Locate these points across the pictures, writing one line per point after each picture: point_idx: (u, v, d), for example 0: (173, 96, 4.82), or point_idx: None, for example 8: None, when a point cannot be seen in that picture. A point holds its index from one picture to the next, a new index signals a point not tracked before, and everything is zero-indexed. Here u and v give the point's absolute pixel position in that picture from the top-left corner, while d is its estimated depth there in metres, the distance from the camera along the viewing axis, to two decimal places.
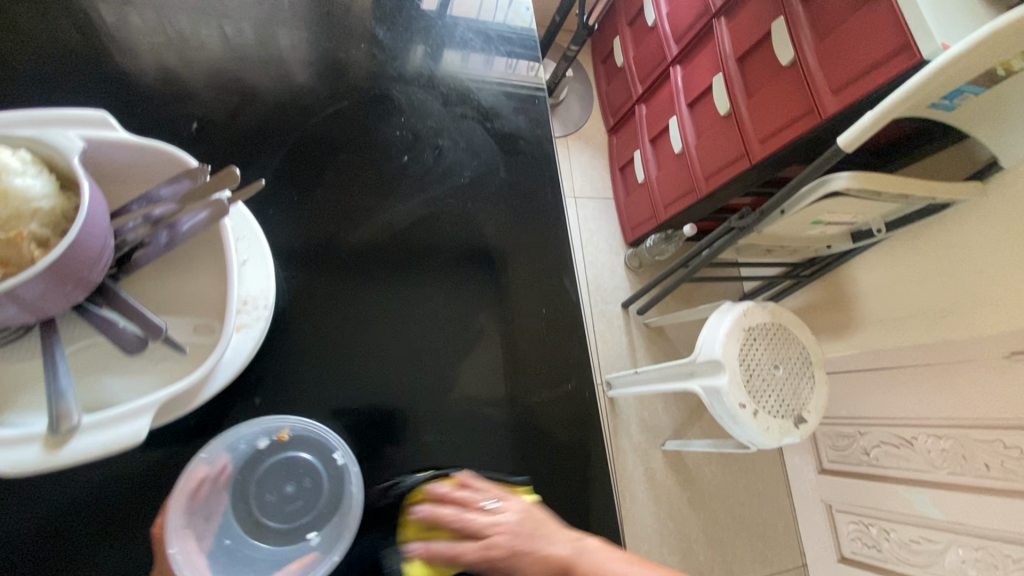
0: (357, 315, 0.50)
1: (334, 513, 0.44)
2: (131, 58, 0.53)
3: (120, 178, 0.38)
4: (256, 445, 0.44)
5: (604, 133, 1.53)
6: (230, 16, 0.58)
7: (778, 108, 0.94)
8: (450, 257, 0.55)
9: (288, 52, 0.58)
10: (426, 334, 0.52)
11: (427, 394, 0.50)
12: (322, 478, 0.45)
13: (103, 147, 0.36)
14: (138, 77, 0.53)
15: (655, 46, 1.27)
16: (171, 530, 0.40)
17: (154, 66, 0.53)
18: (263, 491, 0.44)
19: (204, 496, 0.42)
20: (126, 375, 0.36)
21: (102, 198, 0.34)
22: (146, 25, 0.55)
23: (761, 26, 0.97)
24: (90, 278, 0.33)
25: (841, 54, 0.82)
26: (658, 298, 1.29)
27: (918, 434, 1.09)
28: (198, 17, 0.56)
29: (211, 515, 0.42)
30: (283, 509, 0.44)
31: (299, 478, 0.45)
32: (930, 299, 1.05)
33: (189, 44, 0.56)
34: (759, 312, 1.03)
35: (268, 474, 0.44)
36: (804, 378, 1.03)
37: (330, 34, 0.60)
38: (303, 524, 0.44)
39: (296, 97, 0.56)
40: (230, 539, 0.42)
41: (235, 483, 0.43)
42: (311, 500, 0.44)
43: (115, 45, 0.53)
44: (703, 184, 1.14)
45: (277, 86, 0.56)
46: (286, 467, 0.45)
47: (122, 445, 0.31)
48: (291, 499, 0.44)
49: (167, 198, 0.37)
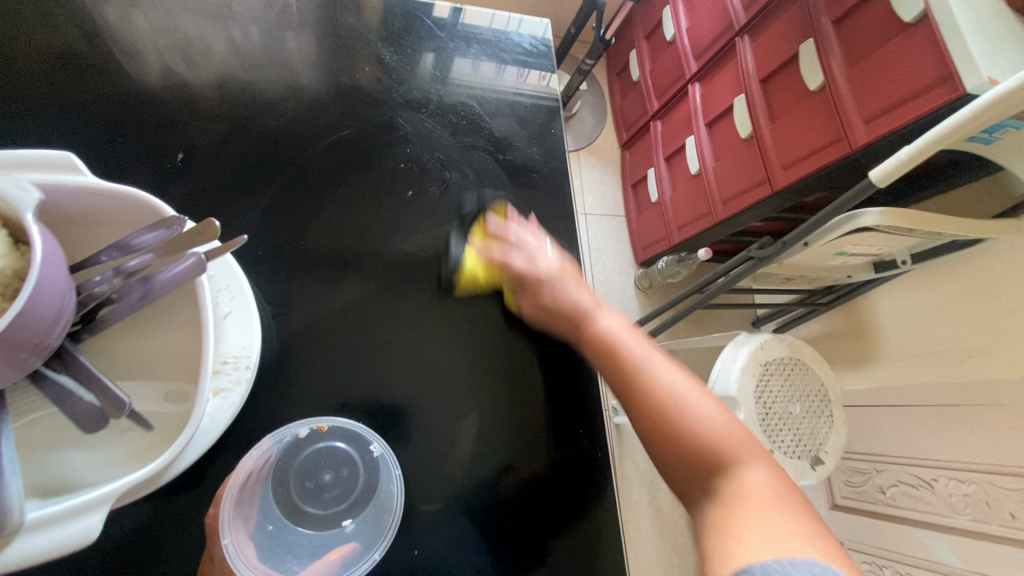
0: (359, 353, 0.47)
1: (368, 504, 0.44)
2: (134, 60, 0.51)
3: (92, 222, 0.34)
4: (297, 435, 0.44)
5: (618, 148, 1.49)
6: (239, 21, 0.56)
7: (802, 135, 0.90)
8: (458, 293, 0.52)
9: (297, 62, 0.56)
10: (428, 387, 0.48)
11: (426, 442, 0.47)
12: (358, 467, 0.45)
13: (69, 194, 0.32)
14: (140, 81, 0.50)
15: (673, 62, 1.23)
16: (223, 520, 0.39)
17: (161, 71, 0.51)
18: (303, 478, 0.44)
19: (249, 488, 0.42)
20: (86, 449, 0.33)
21: (59, 248, 0.30)
22: (153, 27, 0.53)
23: (787, 47, 0.93)
24: (47, 342, 0.29)
25: (874, 82, 0.77)
26: (668, 322, 1.25)
27: (939, 476, 1.02)
28: (206, 22, 0.54)
29: (256, 501, 0.42)
30: (321, 495, 0.44)
31: (337, 467, 0.45)
32: (957, 336, 1.00)
33: (197, 49, 0.54)
34: (777, 346, 0.98)
35: (308, 462, 0.45)
36: (822, 417, 0.99)
37: (341, 49, 0.57)
38: (338, 512, 0.44)
39: (301, 117, 0.53)
40: (272, 525, 0.43)
41: (278, 471, 0.44)
42: (348, 488, 0.44)
43: (120, 46, 0.51)
44: (720, 208, 1.09)
45: (285, 99, 0.53)
46: (324, 457, 0.45)
47: (75, 545, 0.28)
48: (329, 487, 0.44)
49: (143, 246, 0.34)
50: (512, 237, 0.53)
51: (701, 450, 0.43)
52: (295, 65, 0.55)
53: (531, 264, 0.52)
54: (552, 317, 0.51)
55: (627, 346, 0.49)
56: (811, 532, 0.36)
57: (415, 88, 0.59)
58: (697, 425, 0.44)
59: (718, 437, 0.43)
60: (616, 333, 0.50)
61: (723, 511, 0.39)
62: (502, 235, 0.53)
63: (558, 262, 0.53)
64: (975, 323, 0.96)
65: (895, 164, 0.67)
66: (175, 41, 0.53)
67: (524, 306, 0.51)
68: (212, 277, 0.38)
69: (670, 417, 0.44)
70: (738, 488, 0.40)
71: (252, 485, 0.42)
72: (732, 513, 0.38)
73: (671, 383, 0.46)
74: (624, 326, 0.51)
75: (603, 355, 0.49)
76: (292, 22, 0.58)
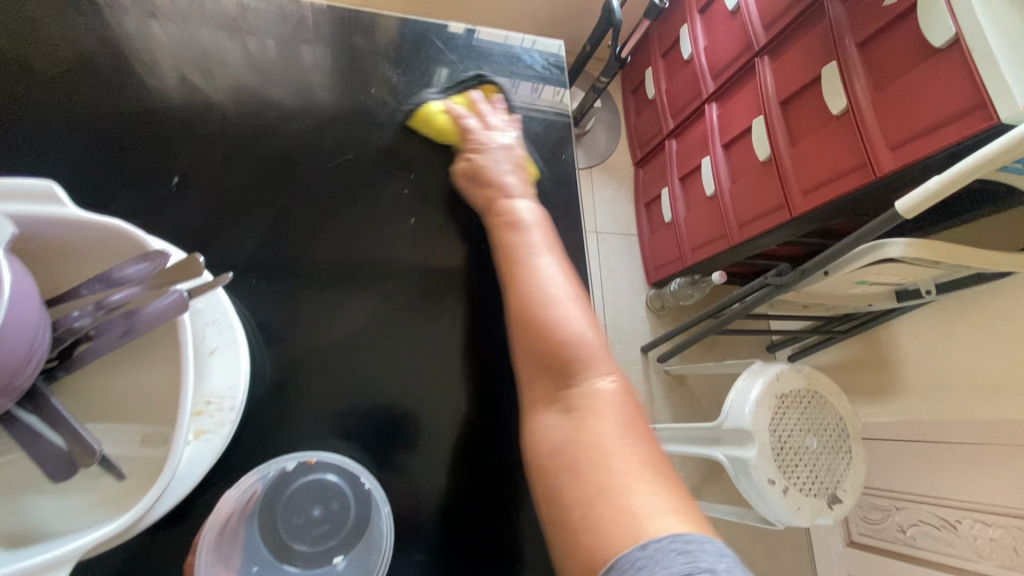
0: (361, 370, 0.46)
1: (360, 539, 0.42)
2: (150, 70, 0.50)
3: (72, 251, 0.33)
4: (283, 468, 0.41)
5: (631, 166, 1.47)
6: (255, 34, 0.55)
7: (823, 160, 0.87)
8: (465, 311, 0.51)
9: (312, 78, 0.54)
10: (430, 424, 0.46)
11: (429, 464, 0.45)
12: (349, 501, 0.42)
13: (49, 225, 0.31)
14: (153, 92, 0.49)
15: (689, 81, 1.21)
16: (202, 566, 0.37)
17: (178, 82, 0.50)
18: (290, 514, 0.41)
19: (233, 527, 0.39)
20: (59, 496, 0.31)
21: (32, 283, 0.28)
22: (170, 37, 0.52)
23: (809, 69, 0.90)
24: (17, 384, 0.27)
25: (901, 108, 0.74)
26: (681, 346, 1.22)
27: (961, 518, 0.97)
28: (222, 33, 0.53)
29: (240, 542, 0.40)
30: (309, 532, 0.41)
31: (326, 501, 0.42)
32: (983, 372, 0.95)
33: (212, 60, 0.52)
34: (793, 377, 0.95)
35: (296, 497, 0.41)
36: (840, 453, 0.94)
37: (355, 66, 0.56)
38: (328, 549, 0.41)
39: (308, 137, 0.52)
40: (257, 566, 0.39)
41: (263, 508, 0.41)
42: (339, 524, 0.42)
43: (138, 55, 0.50)
44: (735, 231, 1.06)
45: (297, 117, 0.52)
46: (313, 491, 0.42)
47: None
48: (319, 523, 0.41)
49: (129, 280, 0.32)
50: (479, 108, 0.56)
51: (561, 354, 0.41)
52: (300, 84, 0.54)
53: (480, 129, 0.55)
54: (475, 183, 0.52)
55: (526, 237, 0.48)
56: (647, 463, 0.36)
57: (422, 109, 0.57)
58: (565, 332, 0.42)
59: (583, 344, 0.42)
60: (521, 224, 0.49)
61: (573, 435, 0.38)
62: (472, 101, 0.57)
63: (512, 142, 0.55)
64: (1002, 358, 0.92)
65: (921, 195, 0.63)
66: (190, 51, 0.52)
67: (460, 167, 0.53)
68: (200, 311, 0.36)
69: (537, 310, 0.43)
70: (589, 399, 0.40)
71: (235, 523, 0.40)
72: (582, 426, 0.38)
73: (546, 270, 0.45)
74: (533, 217, 0.50)
75: (505, 249, 0.48)
76: (306, 35, 0.56)
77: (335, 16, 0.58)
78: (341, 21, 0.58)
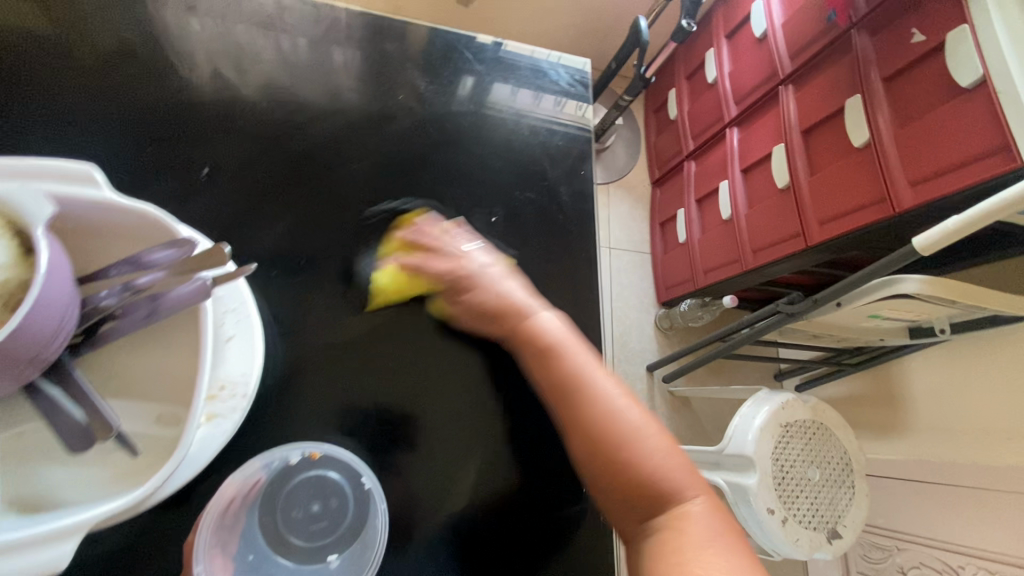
0: (376, 365, 0.47)
1: (356, 538, 0.42)
2: (186, 61, 0.52)
3: (103, 233, 0.35)
4: (287, 460, 0.42)
5: (649, 184, 1.47)
6: (289, 32, 0.57)
7: (842, 191, 0.87)
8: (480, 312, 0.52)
9: (341, 78, 0.56)
10: (441, 430, 0.48)
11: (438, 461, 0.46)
12: (348, 499, 0.42)
13: (84, 206, 0.32)
14: (189, 83, 0.51)
15: (712, 104, 1.21)
16: (200, 547, 0.38)
17: (212, 74, 0.51)
18: (289, 507, 0.41)
19: (231, 515, 0.40)
20: (72, 466, 0.32)
21: (68, 260, 0.29)
22: (207, 31, 0.54)
23: (833, 100, 0.90)
24: (45, 356, 0.29)
25: (924, 145, 0.74)
26: (688, 367, 1.21)
27: (965, 563, 0.95)
28: (257, 30, 0.55)
29: (237, 530, 0.40)
30: (308, 527, 0.41)
31: (326, 498, 0.41)
32: (995, 416, 0.93)
33: (246, 55, 0.54)
34: (799, 407, 0.94)
35: (297, 490, 0.41)
36: (843, 488, 0.93)
37: (384, 71, 0.58)
38: (325, 545, 0.41)
39: (335, 137, 0.53)
40: (253, 555, 0.39)
41: (264, 498, 0.41)
42: (336, 522, 0.41)
43: (174, 45, 0.52)
44: (750, 256, 1.06)
45: (326, 115, 0.54)
46: (314, 485, 0.42)
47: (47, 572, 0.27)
48: (316, 519, 0.41)
49: (156, 263, 0.33)
50: (433, 239, 0.51)
51: (644, 485, 0.41)
52: (331, 86, 0.56)
53: (454, 264, 0.51)
54: (478, 322, 0.50)
55: (568, 360, 0.46)
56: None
57: (445, 117, 0.58)
58: (637, 458, 0.42)
59: (662, 470, 0.42)
60: (560, 345, 0.47)
61: (660, 565, 0.38)
62: (422, 236, 0.51)
63: (492, 261, 0.52)
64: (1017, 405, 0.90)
65: (940, 233, 0.63)
66: (226, 45, 0.54)
67: (453, 311, 0.50)
68: (220, 298, 0.37)
69: (607, 438, 0.42)
70: (675, 523, 0.40)
71: (235, 510, 0.40)
72: (671, 551, 0.38)
73: (606, 392, 0.45)
74: (564, 329, 0.48)
75: (548, 366, 0.46)
76: (338, 36, 0.58)
77: (367, 21, 0.59)
78: (373, 27, 0.60)
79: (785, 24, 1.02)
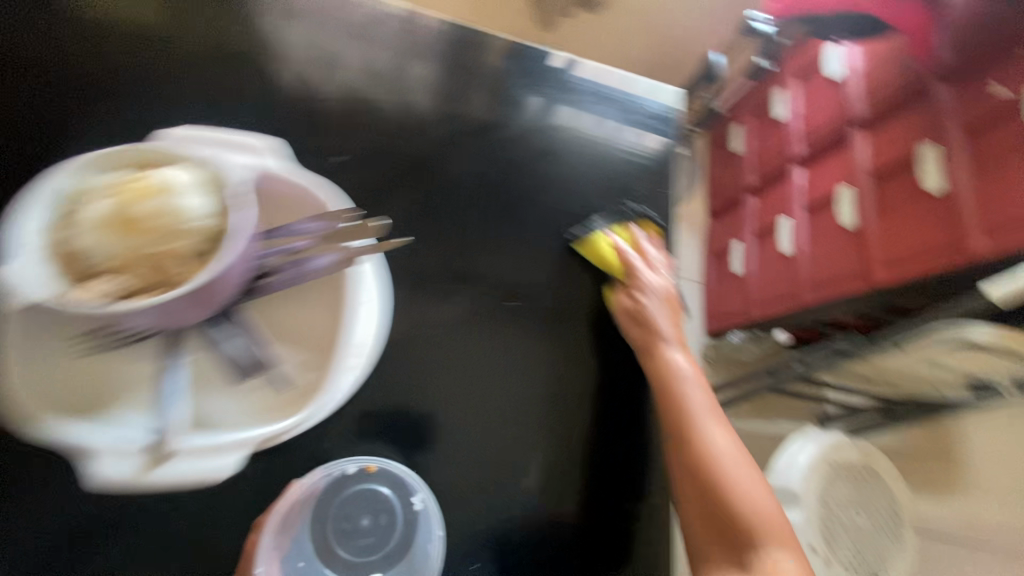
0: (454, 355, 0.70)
1: (403, 555, 0.60)
2: (280, 53, 0.75)
3: (281, 206, 0.54)
4: (348, 471, 0.62)
5: (706, 215, 1.49)
6: (371, 43, 0.80)
7: (910, 237, 0.87)
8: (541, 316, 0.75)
9: (414, 83, 0.79)
10: (471, 414, 0.69)
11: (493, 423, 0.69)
12: (398, 521, 0.61)
13: (271, 181, 0.52)
14: (278, 75, 0.74)
15: (779, 142, 1.23)
16: (262, 548, 0.55)
17: (296, 71, 0.74)
18: (343, 521, 0.61)
19: (292, 518, 0.59)
20: (226, 396, 0.55)
21: (255, 233, 0.46)
22: (299, 33, 0.77)
23: (907, 147, 0.91)
24: (214, 300, 0.46)
25: (1003, 198, 0.74)
26: (733, 399, 1.21)
27: None
28: (353, 40, 0.79)
29: (294, 534, 0.59)
30: (355, 539, 0.60)
31: (376, 515, 0.61)
32: None
33: (334, 54, 0.78)
34: (849, 448, 0.93)
35: (350, 507, 0.61)
36: (888, 536, 0.91)
37: (457, 75, 0.82)
38: (372, 561, 0.59)
39: (414, 125, 0.77)
40: (303, 562, 0.58)
41: (321, 508, 0.60)
42: (379, 539, 0.60)
43: (271, 46, 0.75)
44: (806, 294, 1.07)
45: (397, 107, 0.77)
46: (363, 503, 0.61)
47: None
48: (366, 532, 0.60)
49: (307, 233, 0.48)
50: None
51: (752, 521, 0.57)
52: (420, 96, 0.79)
53: (642, 270, 0.77)
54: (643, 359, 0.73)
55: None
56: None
57: (485, 125, 0.81)
58: (741, 504, 0.58)
59: (756, 510, 0.58)
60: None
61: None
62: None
63: (662, 282, 0.78)
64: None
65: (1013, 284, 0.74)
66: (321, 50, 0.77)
67: (623, 300, 0.76)
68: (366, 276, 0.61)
69: (707, 466, 0.61)
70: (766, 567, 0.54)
71: (292, 514, 0.59)
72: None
73: (716, 441, 0.63)
74: (691, 371, 0.70)
75: (676, 411, 0.66)
76: (417, 50, 0.81)
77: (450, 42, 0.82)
78: (456, 44, 0.83)
79: (862, 70, 1.03)
